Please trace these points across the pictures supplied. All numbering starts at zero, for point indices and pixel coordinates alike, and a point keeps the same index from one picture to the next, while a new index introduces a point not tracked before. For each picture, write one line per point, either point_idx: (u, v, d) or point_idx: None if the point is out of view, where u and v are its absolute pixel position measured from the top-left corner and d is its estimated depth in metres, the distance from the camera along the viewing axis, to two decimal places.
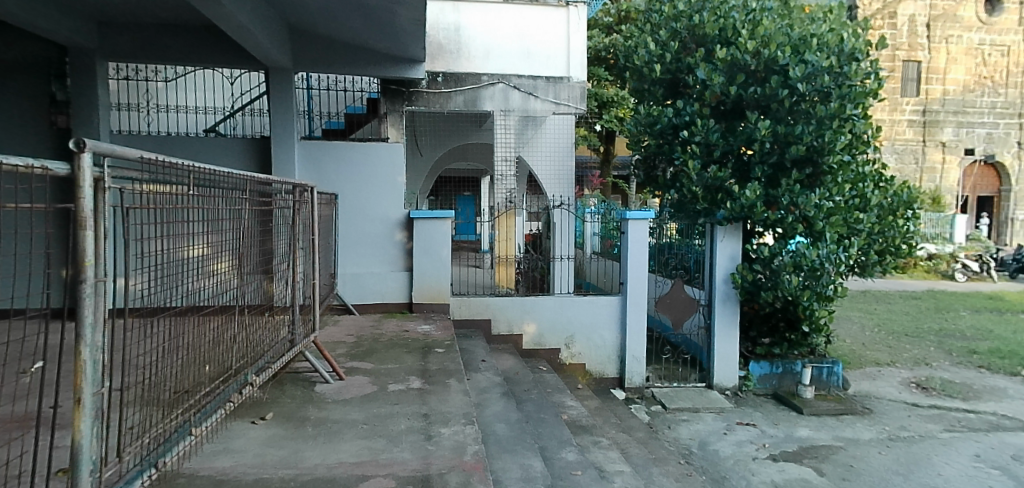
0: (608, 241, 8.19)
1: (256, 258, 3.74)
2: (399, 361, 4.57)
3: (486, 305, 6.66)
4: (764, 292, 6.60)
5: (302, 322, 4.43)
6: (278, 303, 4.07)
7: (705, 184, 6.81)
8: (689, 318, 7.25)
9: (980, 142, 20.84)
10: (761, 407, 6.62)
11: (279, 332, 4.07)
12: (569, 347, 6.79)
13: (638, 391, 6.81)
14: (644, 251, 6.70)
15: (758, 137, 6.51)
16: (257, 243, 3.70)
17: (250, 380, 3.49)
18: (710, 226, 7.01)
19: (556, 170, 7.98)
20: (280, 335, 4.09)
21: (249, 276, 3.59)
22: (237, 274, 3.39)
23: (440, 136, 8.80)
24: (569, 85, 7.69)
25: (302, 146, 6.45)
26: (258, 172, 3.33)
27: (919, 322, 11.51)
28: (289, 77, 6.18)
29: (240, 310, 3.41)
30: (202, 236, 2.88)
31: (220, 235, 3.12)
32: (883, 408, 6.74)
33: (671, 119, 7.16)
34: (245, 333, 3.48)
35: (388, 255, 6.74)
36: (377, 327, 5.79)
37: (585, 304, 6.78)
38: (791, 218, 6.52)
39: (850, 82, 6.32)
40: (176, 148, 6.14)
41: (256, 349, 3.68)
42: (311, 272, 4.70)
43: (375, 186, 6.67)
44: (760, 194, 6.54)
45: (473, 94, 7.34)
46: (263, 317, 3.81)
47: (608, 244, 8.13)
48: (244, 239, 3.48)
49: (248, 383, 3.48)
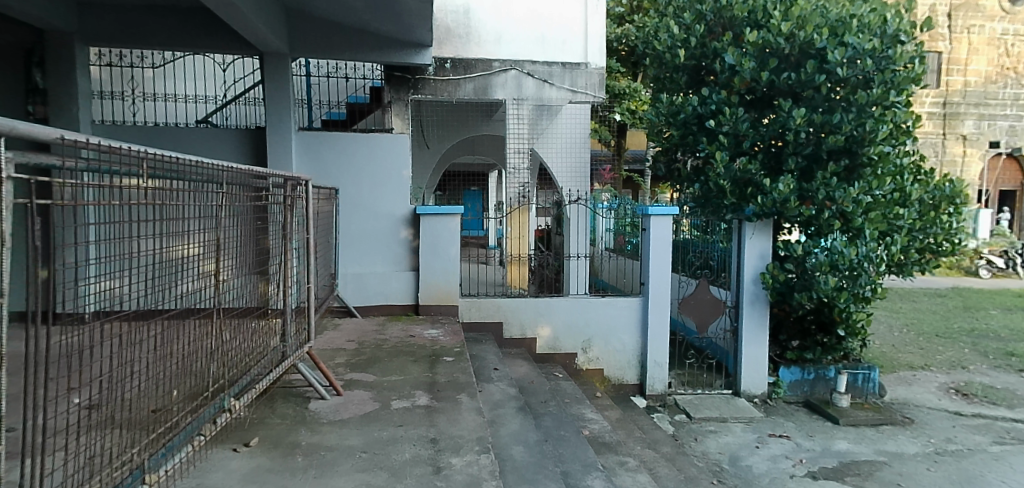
0: (621, 237, 7.96)
1: (243, 260, 3.29)
2: (403, 373, 4.14)
3: (498, 307, 6.22)
4: (797, 294, 6.17)
5: (295, 330, 3.98)
6: (269, 309, 3.62)
7: (733, 177, 6.35)
8: (715, 321, 6.75)
9: (1003, 134, 20.15)
10: (792, 417, 6.17)
11: (269, 342, 3.63)
12: (586, 352, 6.35)
13: (660, 399, 6.35)
14: (667, 250, 6.25)
15: (793, 126, 6.03)
16: (244, 242, 3.29)
17: (228, 405, 3.01)
18: (737, 222, 6.51)
19: (573, 164, 7.64)
20: (270, 345, 3.64)
21: (234, 282, 3.15)
22: (219, 279, 2.95)
23: (451, 128, 8.37)
24: (587, 71, 7.21)
25: (300, 137, 6.03)
26: (244, 165, 2.91)
27: (948, 322, 11.00)
28: (284, 63, 5.74)
29: (220, 321, 2.96)
30: (168, 238, 2.43)
31: (194, 236, 2.67)
32: (925, 417, 6.27)
33: (696, 108, 6.66)
34: (226, 347, 3.03)
35: (393, 254, 6.32)
36: (380, 332, 5.38)
37: (603, 306, 6.35)
38: (827, 214, 6.07)
39: (894, 67, 5.86)
40: (165, 139, 5.73)
41: (241, 363, 3.24)
42: (307, 273, 4.26)
43: (380, 180, 6.25)
44: (794, 188, 6.06)
45: (484, 81, 6.85)
46: (251, 327, 3.37)
47: (621, 241, 7.90)
48: (228, 240, 3.04)
49: (226, 408, 3.00)
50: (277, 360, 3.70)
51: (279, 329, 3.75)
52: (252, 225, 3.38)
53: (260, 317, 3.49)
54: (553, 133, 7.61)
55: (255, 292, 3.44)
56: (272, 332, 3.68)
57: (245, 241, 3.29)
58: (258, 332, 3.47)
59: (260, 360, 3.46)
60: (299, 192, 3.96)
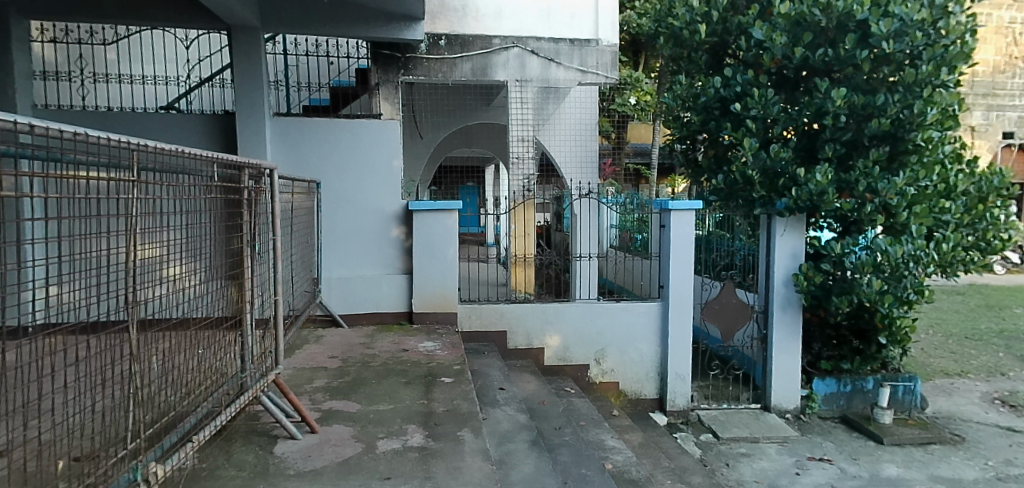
0: (627, 234, 7.65)
1: (180, 272, 2.47)
2: (394, 399, 3.46)
3: (501, 314, 5.56)
4: (836, 297, 5.50)
5: (257, 355, 3.15)
6: (220, 331, 2.80)
7: (762, 166, 5.66)
8: (741, 328, 6.06)
9: (1011, 126, 19.39)
10: (830, 436, 5.55)
11: (219, 376, 2.80)
12: (599, 363, 5.68)
13: (682, 415, 5.70)
14: (688, 249, 5.59)
15: (831, 108, 5.35)
16: (183, 243, 2.54)
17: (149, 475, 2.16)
18: (766, 217, 5.87)
19: (580, 152, 6.99)
20: (220, 379, 2.81)
21: (165, 302, 2.33)
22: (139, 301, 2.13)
23: (444, 114, 7.65)
24: (598, 49, 6.49)
25: (276, 124, 5.35)
26: (179, 146, 2.16)
27: (974, 323, 10.38)
28: (257, 38, 5.04)
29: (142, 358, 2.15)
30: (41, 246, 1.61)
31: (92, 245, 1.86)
32: (975, 435, 5.65)
33: (719, 91, 5.97)
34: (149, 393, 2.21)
35: (383, 255, 5.63)
36: (369, 345, 4.69)
37: (618, 312, 5.67)
38: (869, 208, 5.39)
39: (944, 41, 5.20)
40: (120, 127, 5.02)
41: (175, 409, 2.41)
42: (273, 281, 3.50)
43: (367, 172, 5.56)
44: (832, 178, 5.38)
45: (483, 60, 6.15)
46: (192, 359, 2.55)
47: (628, 237, 7.60)
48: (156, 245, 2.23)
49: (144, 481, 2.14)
50: (232, 393, 2.89)
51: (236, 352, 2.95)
52: (200, 224, 2.61)
53: (211, 335, 2.72)
54: (558, 120, 6.98)
55: (206, 306, 2.67)
56: (229, 356, 2.89)
57: (182, 241, 2.54)
58: (207, 358, 2.69)
59: (210, 395, 2.67)
60: (263, 184, 3.16)
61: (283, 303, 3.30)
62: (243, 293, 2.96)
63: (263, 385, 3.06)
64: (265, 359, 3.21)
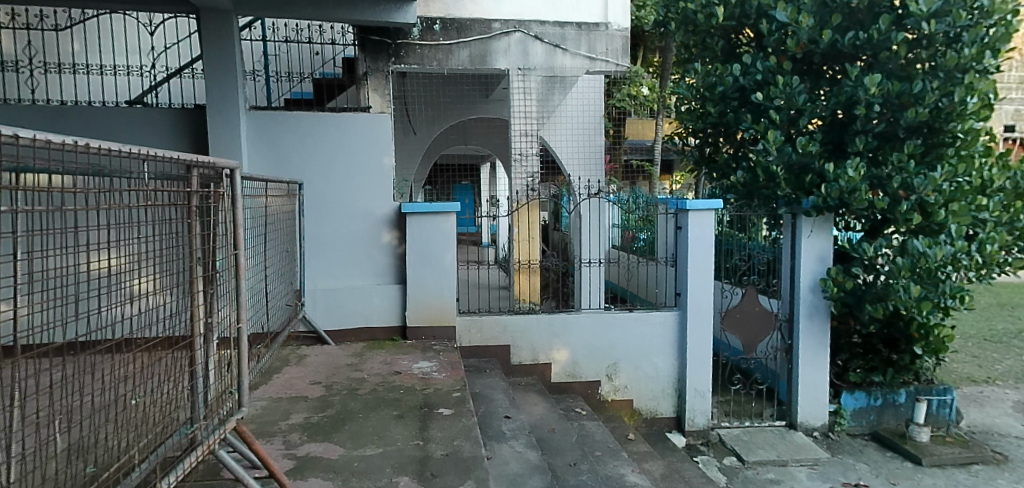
0: (628, 233, 7.29)
1: (96, 304, 1.79)
2: (384, 440, 2.95)
3: (503, 327, 5.06)
4: (869, 305, 5.01)
5: (215, 398, 2.49)
6: (161, 375, 2.12)
7: (787, 161, 5.15)
8: (764, 338, 5.56)
9: (1012, 119, 18.95)
10: (864, 456, 5.10)
11: (161, 433, 2.13)
12: (611, 380, 5.19)
13: (702, 435, 5.23)
14: (707, 254, 5.09)
15: (865, 97, 4.83)
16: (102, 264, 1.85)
17: None
18: (791, 216, 5.40)
19: (584, 150, 6.55)
20: (162, 436, 2.15)
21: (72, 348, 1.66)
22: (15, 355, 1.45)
23: (438, 108, 7.11)
24: (608, 33, 5.98)
25: (252, 119, 4.81)
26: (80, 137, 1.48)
27: (990, 323, 9.96)
28: (228, 21, 4.49)
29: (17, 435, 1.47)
30: None
31: None
32: (1019, 452, 5.20)
33: (739, 80, 5.46)
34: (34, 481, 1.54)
35: (373, 264, 5.10)
36: (357, 367, 4.16)
37: (632, 322, 5.18)
38: (905, 206, 4.89)
39: (988, 22, 4.70)
40: (76, 124, 4.48)
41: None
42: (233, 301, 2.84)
43: (354, 171, 5.02)
44: (864, 173, 4.90)
45: (481, 47, 5.63)
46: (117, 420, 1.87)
47: (629, 237, 7.26)
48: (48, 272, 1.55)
49: None
50: (179, 449, 2.23)
51: (188, 398, 2.30)
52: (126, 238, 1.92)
53: (150, 383, 2.06)
54: (560, 117, 6.55)
55: (137, 348, 1.98)
56: (178, 404, 2.25)
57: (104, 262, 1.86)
58: (141, 414, 2.01)
59: (142, 460, 2.01)
60: (223, 188, 2.50)
61: (247, 333, 2.65)
62: (197, 324, 2.31)
63: (220, 435, 2.43)
64: (224, 401, 2.56)
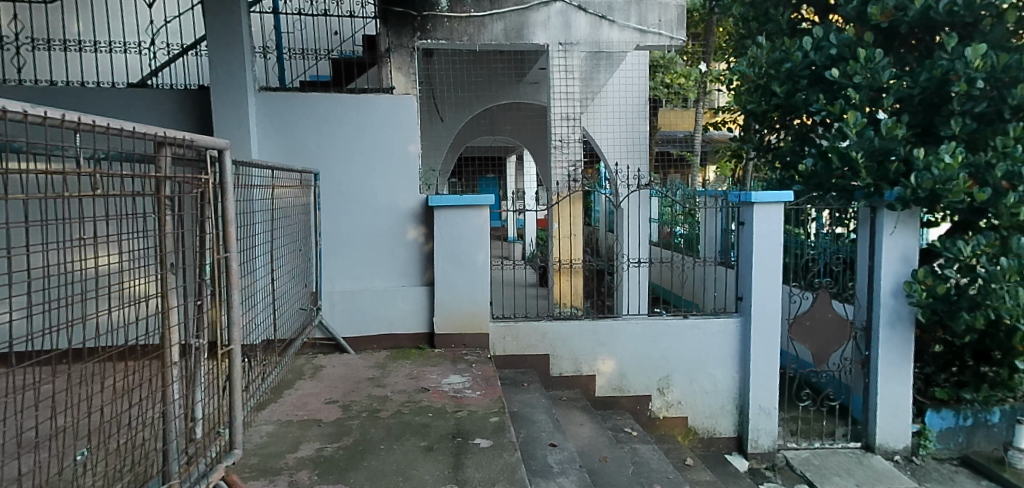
0: (665, 229, 6.99)
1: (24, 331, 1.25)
2: (411, 481, 2.43)
3: (542, 334, 4.52)
4: (966, 314, 4.28)
5: (199, 440, 1.96)
6: (127, 419, 1.59)
7: (868, 147, 4.44)
8: (837, 349, 4.89)
9: None
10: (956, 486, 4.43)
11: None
12: (663, 394, 4.62)
13: (767, 458, 4.62)
14: (775, 252, 4.45)
15: (966, 70, 4.14)
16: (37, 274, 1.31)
17: None
18: (870, 211, 4.76)
19: (627, 135, 5.97)
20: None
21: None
22: None
23: (467, 92, 6.59)
24: (661, 3, 5.37)
25: (263, 102, 4.32)
26: None
27: None
28: None
29: None
30: None
31: None
32: None
33: (809, 55, 4.82)
34: None
35: (397, 264, 4.59)
36: (379, 382, 3.65)
37: (686, 331, 4.59)
38: (1013, 198, 4.17)
39: None
40: (72, 107, 4.10)
41: None
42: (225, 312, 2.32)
43: (376, 159, 4.51)
44: (963, 159, 4.20)
45: (518, 19, 5.10)
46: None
47: (666, 233, 6.95)
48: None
49: None
50: None
51: (161, 445, 1.77)
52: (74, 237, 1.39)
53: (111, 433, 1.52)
54: (602, 100, 5.95)
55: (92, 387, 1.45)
56: (149, 453, 1.72)
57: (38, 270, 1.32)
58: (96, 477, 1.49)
59: None
60: (211, 174, 1.96)
61: (238, 358, 2.11)
62: (172, 351, 1.77)
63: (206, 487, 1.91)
64: (212, 442, 2.05)
